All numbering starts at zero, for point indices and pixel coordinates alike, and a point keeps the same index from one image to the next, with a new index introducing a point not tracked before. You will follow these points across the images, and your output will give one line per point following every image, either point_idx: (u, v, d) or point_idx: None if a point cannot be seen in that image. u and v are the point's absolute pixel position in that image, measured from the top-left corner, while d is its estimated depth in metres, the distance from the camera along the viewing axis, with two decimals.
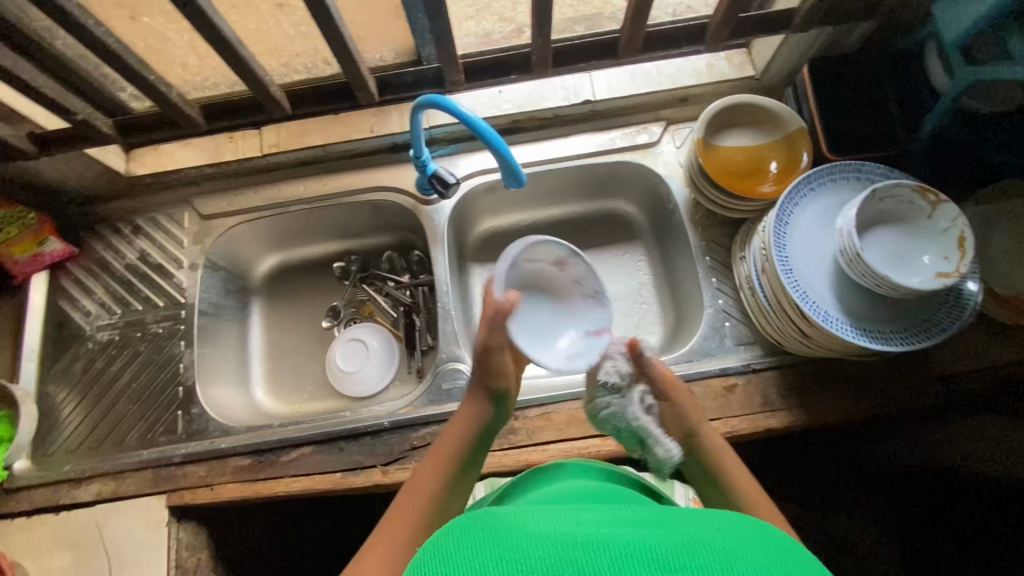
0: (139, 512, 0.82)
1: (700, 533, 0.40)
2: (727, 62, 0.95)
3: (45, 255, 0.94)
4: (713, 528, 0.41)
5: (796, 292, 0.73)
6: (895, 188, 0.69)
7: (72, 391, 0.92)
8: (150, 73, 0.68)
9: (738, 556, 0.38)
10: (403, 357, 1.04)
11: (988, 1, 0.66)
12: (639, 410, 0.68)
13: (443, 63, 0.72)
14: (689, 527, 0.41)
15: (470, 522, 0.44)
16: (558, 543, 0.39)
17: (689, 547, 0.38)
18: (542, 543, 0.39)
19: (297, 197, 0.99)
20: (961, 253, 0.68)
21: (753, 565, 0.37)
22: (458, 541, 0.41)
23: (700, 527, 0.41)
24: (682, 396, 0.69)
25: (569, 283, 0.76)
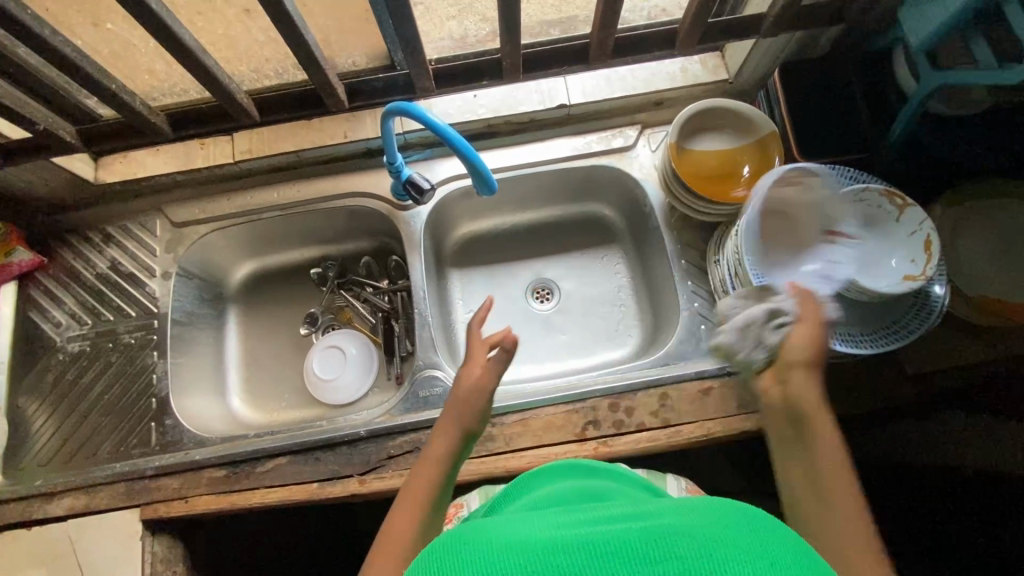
0: (112, 527, 0.81)
1: (682, 519, 0.39)
2: (701, 66, 0.95)
3: (14, 265, 0.93)
4: (693, 511, 0.41)
5: (768, 296, 0.74)
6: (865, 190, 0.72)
7: (43, 403, 0.91)
8: (113, 82, 0.66)
9: (720, 543, 0.37)
10: (381, 364, 1.04)
11: (949, 7, 0.65)
12: (756, 322, 0.69)
13: (412, 69, 0.71)
14: (670, 513, 0.40)
15: (452, 537, 0.42)
16: (538, 552, 0.37)
17: (670, 539, 0.37)
18: (521, 552, 0.38)
19: (271, 203, 0.98)
20: (927, 256, 0.70)
21: (733, 550, 0.37)
22: (439, 558, 0.39)
23: (682, 514, 0.40)
24: (806, 329, 0.64)
25: (817, 222, 0.76)
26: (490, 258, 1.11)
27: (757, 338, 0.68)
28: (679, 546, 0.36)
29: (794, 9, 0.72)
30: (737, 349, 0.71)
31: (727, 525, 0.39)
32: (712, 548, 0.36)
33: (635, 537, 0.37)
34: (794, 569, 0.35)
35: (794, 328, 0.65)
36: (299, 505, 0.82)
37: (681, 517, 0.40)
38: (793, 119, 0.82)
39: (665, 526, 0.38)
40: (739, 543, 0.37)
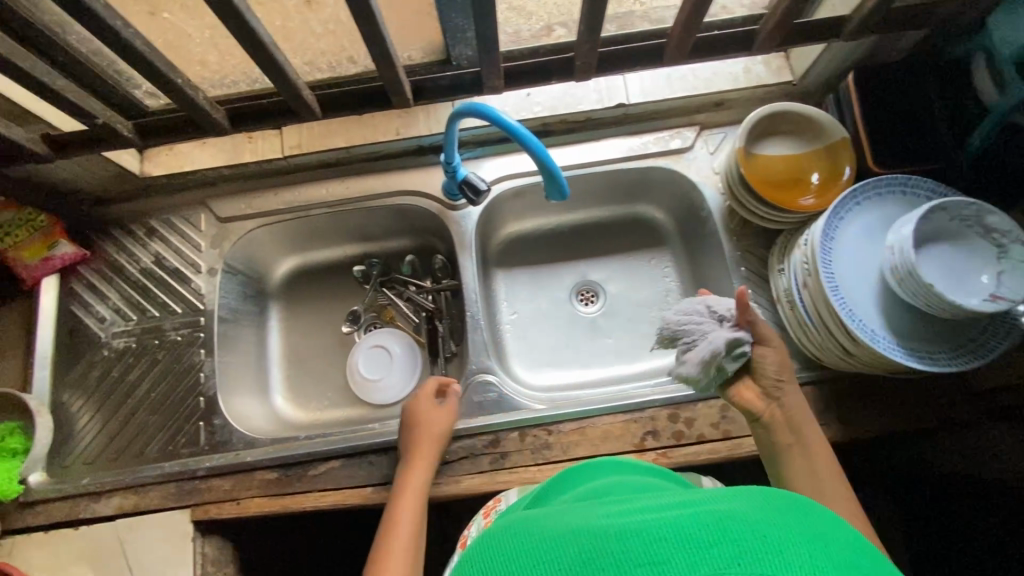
0: (162, 528, 0.80)
1: (730, 502, 0.37)
2: (765, 67, 0.92)
3: (56, 259, 0.90)
4: (743, 495, 0.39)
5: (843, 309, 0.72)
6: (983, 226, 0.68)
7: (88, 400, 0.89)
8: (179, 77, 0.64)
9: (779, 528, 0.35)
10: (425, 365, 1.02)
11: None
12: (719, 356, 0.69)
13: (485, 68, 0.69)
14: (720, 497, 0.38)
15: (501, 536, 0.41)
16: (588, 540, 0.36)
17: (725, 521, 0.35)
18: (571, 543, 0.36)
19: (318, 200, 0.96)
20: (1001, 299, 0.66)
21: (793, 534, 0.34)
22: (488, 559, 0.38)
23: (733, 498, 0.38)
24: (773, 353, 0.72)
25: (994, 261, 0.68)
26: (535, 259, 1.09)
27: (709, 371, 0.70)
28: (731, 530, 0.34)
29: (884, 11, 0.69)
30: (706, 377, 0.70)
31: (779, 509, 0.37)
32: (769, 532, 0.34)
33: (686, 519, 0.35)
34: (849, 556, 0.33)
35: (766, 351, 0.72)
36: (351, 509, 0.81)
37: (732, 501, 0.38)
38: (868, 125, 0.80)
39: (713, 510, 0.36)
40: (797, 528, 0.35)
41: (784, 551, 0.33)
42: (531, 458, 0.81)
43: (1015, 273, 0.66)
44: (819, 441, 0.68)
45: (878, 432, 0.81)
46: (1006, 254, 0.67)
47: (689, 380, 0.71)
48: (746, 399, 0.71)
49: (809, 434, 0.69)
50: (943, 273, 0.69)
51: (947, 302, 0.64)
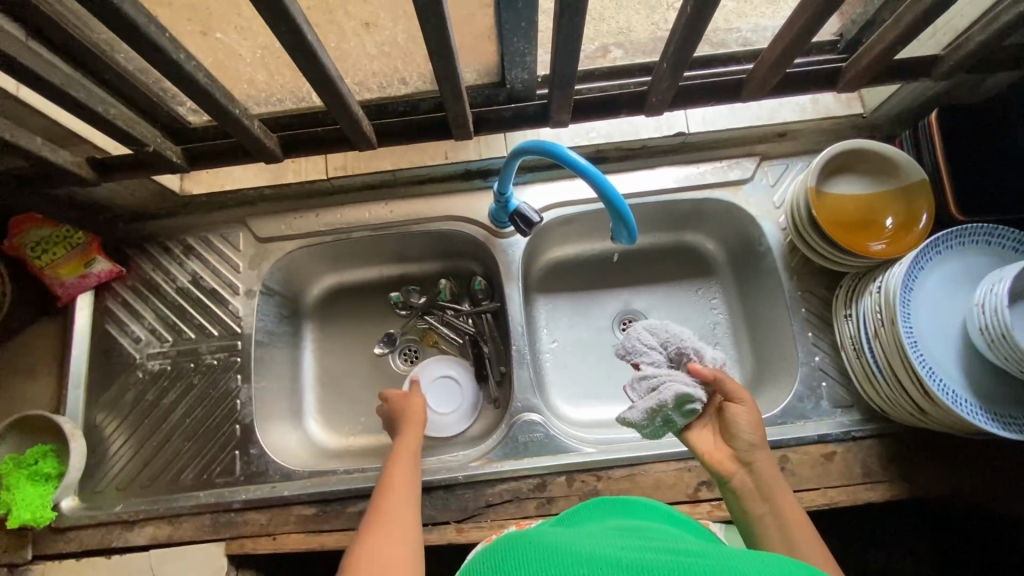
0: (196, 560, 0.78)
1: (744, 563, 0.39)
2: (834, 97, 0.88)
3: (92, 276, 0.88)
4: (768, 560, 0.40)
5: (923, 367, 0.68)
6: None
7: (121, 422, 0.87)
8: (235, 105, 0.61)
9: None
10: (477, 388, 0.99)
11: None
12: (664, 408, 0.64)
13: (555, 103, 0.65)
14: (741, 555, 0.40)
15: (519, 539, 0.43)
16: (603, 564, 0.38)
17: None
18: (586, 561, 0.38)
19: (361, 222, 0.92)
20: None
21: None
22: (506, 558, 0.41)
23: (755, 560, 0.40)
24: (745, 413, 0.65)
25: None
26: (577, 287, 1.05)
27: (653, 419, 0.65)
28: None
29: (987, 51, 0.64)
30: (650, 426, 0.65)
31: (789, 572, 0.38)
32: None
33: (698, 568, 0.38)
34: None
35: (741, 409, 0.65)
36: None
37: (753, 563, 0.39)
38: (951, 169, 0.75)
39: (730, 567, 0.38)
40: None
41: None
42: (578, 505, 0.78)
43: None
44: (794, 509, 0.60)
45: (945, 493, 0.77)
46: None
47: (633, 425, 0.66)
48: (714, 459, 0.65)
49: (782, 500, 0.61)
50: None
51: None
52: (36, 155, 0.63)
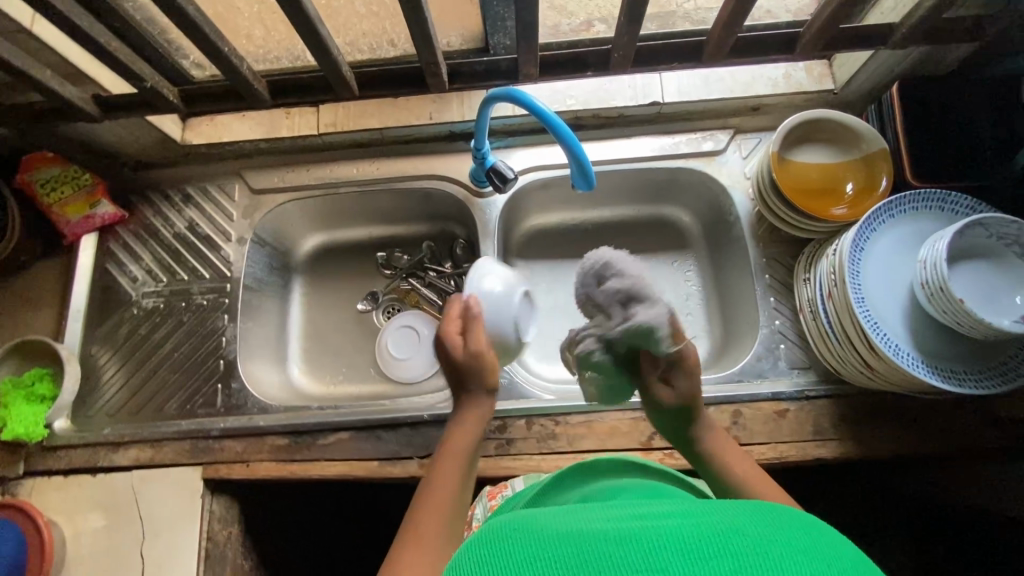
0: (175, 482, 0.83)
1: (729, 517, 0.40)
2: (806, 74, 0.91)
3: (96, 218, 0.94)
4: (750, 510, 0.41)
5: (867, 322, 0.70)
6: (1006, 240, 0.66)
7: (114, 354, 0.92)
8: (225, 45, 0.66)
9: (773, 543, 0.37)
10: None
11: None
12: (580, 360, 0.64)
13: (523, 55, 0.69)
14: (724, 508, 0.41)
15: (505, 529, 0.43)
16: (592, 540, 0.39)
17: (724, 534, 0.38)
18: (574, 541, 0.39)
19: (349, 178, 0.98)
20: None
21: (788, 550, 0.37)
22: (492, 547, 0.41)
23: (737, 513, 0.41)
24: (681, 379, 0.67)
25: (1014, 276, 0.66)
26: (556, 254, 1.07)
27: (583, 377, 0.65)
28: (728, 543, 0.37)
29: (936, 19, 0.67)
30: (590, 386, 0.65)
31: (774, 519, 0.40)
32: (764, 546, 0.37)
33: (689, 528, 0.39)
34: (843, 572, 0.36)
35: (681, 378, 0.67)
36: (356, 481, 0.83)
37: (730, 515, 0.40)
38: (908, 139, 0.78)
39: (718, 525, 0.39)
40: (794, 543, 0.37)
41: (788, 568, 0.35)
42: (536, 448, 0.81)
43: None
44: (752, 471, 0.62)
45: (892, 452, 0.79)
46: None
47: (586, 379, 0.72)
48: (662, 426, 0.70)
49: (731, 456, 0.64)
50: (974, 291, 0.66)
51: (978, 321, 0.62)
52: (45, 87, 0.69)
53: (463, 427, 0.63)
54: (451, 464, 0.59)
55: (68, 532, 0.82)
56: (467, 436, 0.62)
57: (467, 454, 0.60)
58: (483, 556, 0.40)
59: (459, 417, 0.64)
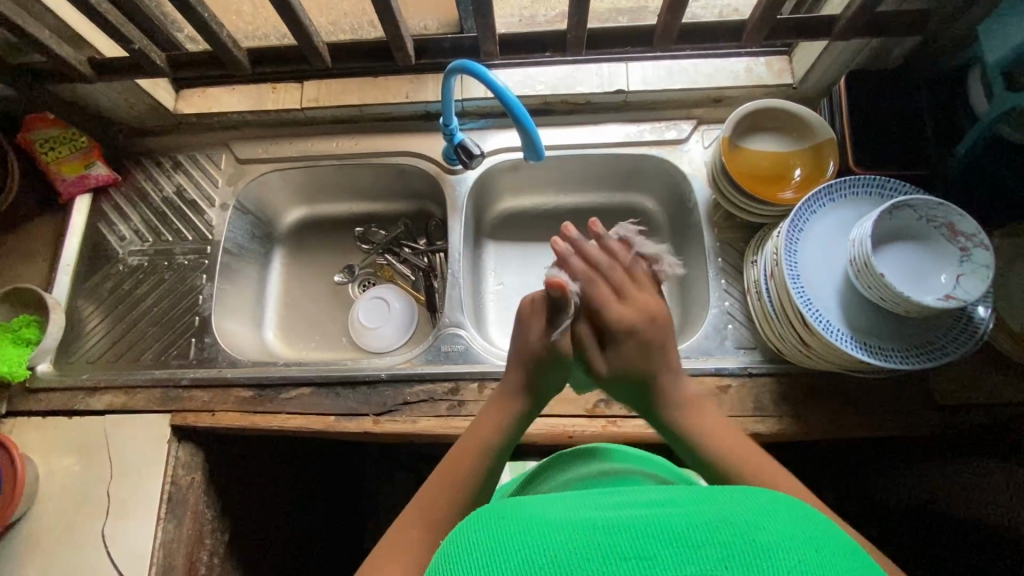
0: (144, 427, 0.88)
1: (718, 505, 0.40)
2: (766, 68, 0.95)
3: (91, 178, 1.00)
4: (742, 496, 0.42)
5: (800, 298, 0.73)
6: (926, 218, 0.69)
7: (99, 306, 0.98)
8: (205, 11, 0.71)
9: (759, 529, 0.37)
10: (422, 319, 1.08)
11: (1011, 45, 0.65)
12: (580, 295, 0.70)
13: (481, 33, 0.74)
14: (718, 496, 0.41)
15: (492, 510, 0.42)
16: (581, 528, 0.38)
17: (713, 522, 0.37)
18: (563, 528, 0.38)
19: (329, 152, 1.03)
20: (966, 294, 0.65)
21: (779, 538, 0.37)
22: (480, 530, 0.40)
23: (728, 499, 0.41)
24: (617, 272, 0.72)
25: (947, 257, 0.69)
26: (529, 235, 1.10)
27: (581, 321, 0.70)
28: (718, 530, 0.37)
29: (871, 12, 0.71)
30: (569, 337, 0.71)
31: (765, 507, 0.40)
32: (750, 531, 0.37)
33: (681, 518, 0.38)
34: (833, 557, 0.36)
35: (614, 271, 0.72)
36: (314, 435, 0.87)
37: (718, 502, 0.40)
38: (853, 129, 0.81)
39: (707, 512, 0.39)
40: (780, 528, 0.38)
41: (772, 555, 0.35)
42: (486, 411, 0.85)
43: (972, 276, 0.66)
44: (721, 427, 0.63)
45: (831, 432, 0.81)
46: (969, 257, 0.67)
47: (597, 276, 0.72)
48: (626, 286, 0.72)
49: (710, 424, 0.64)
50: (901, 272, 0.70)
51: (901, 297, 0.65)
52: (44, 45, 0.75)
53: (497, 412, 0.66)
54: (484, 446, 0.63)
55: (42, 468, 0.87)
56: (498, 422, 0.65)
57: (498, 438, 0.64)
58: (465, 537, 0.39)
59: (503, 396, 0.67)
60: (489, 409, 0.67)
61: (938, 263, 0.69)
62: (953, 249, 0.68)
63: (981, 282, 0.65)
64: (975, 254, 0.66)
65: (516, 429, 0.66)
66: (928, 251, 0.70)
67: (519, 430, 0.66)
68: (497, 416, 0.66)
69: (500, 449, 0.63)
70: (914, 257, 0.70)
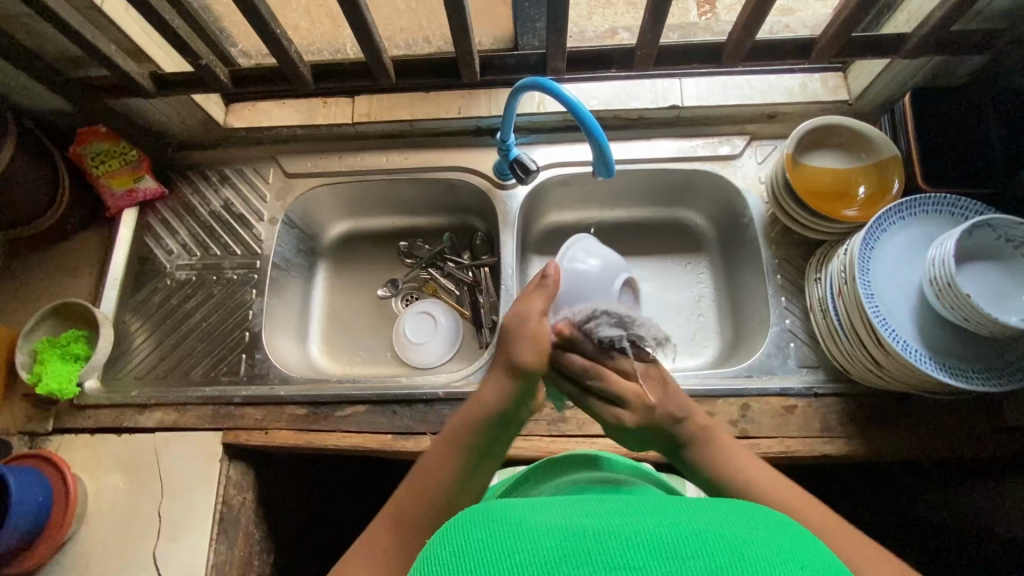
0: (195, 445, 0.86)
1: (710, 516, 0.37)
2: (822, 84, 0.94)
3: (139, 192, 1.00)
4: (731, 508, 0.39)
5: (876, 316, 0.72)
6: (1006, 235, 0.68)
7: (146, 322, 0.97)
8: (277, 27, 0.71)
9: (752, 544, 0.35)
10: (469, 335, 1.07)
11: None
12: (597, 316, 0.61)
13: (551, 50, 0.74)
14: (707, 506, 0.39)
15: (475, 513, 0.39)
16: (567, 536, 0.35)
17: (701, 534, 0.35)
18: (548, 534, 0.35)
19: (378, 166, 1.03)
20: None
21: (767, 552, 0.34)
22: (462, 530, 0.37)
23: (719, 511, 0.38)
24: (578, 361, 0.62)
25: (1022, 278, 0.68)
26: None
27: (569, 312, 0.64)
28: (710, 543, 0.34)
29: (947, 29, 0.71)
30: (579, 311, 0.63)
31: (760, 521, 0.37)
32: (740, 546, 0.35)
33: (670, 530, 0.35)
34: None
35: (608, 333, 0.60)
36: (370, 453, 0.85)
37: (714, 512, 0.38)
38: (920, 146, 0.80)
39: (699, 522, 0.36)
40: (770, 544, 0.35)
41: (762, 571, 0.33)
42: (546, 430, 0.84)
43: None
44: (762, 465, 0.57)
45: (901, 453, 0.79)
46: None
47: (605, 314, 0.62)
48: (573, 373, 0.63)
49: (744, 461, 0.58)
50: (982, 291, 0.68)
51: (985, 316, 0.64)
52: (111, 60, 0.75)
53: (477, 403, 0.60)
54: (455, 441, 0.59)
55: (90, 487, 0.85)
56: (481, 412, 0.60)
57: (476, 432, 0.59)
58: (450, 533, 0.38)
59: (486, 384, 0.61)
60: (476, 391, 0.61)
61: (1014, 283, 0.69)
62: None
63: None
64: None
65: (494, 426, 0.59)
66: (1004, 272, 0.69)
67: (500, 424, 0.60)
68: (480, 407, 0.60)
69: (474, 446, 0.59)
70: (992, 277, 0.69)
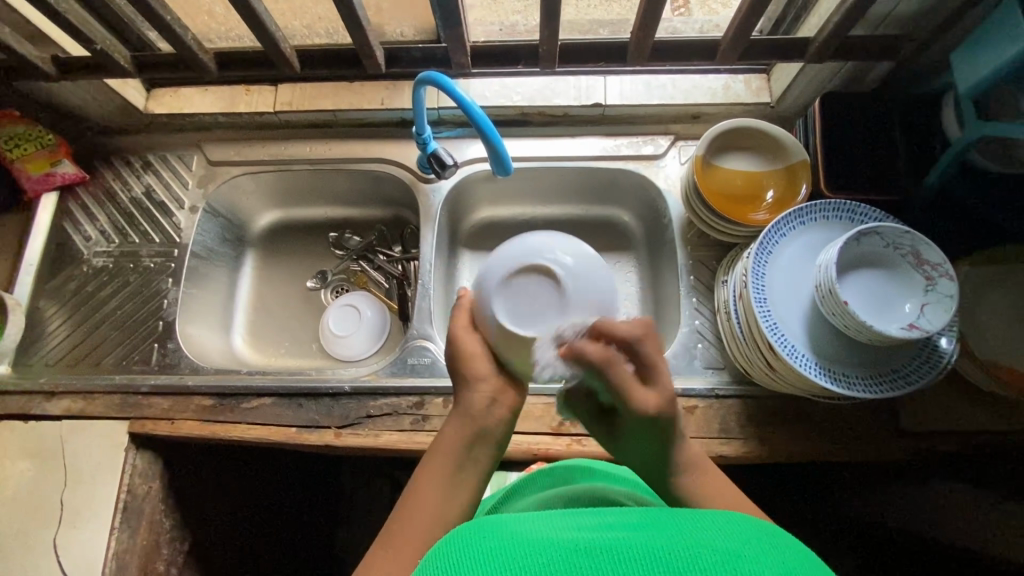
0: (100, 434, 0.86)
1: (704, 533, 0.39)
2: (744, 86, 0.94)
3: (56, 176, 0.98)
4: (723, 522, 0.41)
5: (766, 321, 0.72)
6: (887, 236, 0.68)
7: (61, 307, 0.96)
8: (167, 14, 0.70)
9: (745, 558, 0.36)
10: (393, 327, 1.06)
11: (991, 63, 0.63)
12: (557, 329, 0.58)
13: (451, 45, 0.73)
14: (701, 523, 0.40)
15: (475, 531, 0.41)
16: (561, 549, 0.38)
17: (691, 549, 0.37)
18: (543, 549, 0.38)
19: (302, 156, 1.02)
20: (937, 320, 0.65)
21: (755, 566, 0.36)
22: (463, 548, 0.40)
23: (711, 527, 0.40)
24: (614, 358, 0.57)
25: (911, 286, 0.68)
26: None
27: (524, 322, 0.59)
28: (700, 558, 0.36)
29: (846, 35, 0.71)
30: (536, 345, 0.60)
31: (748, 536, 0.39)
32: (734, 559, 0.36)
33: (662, 547, 0.37)
34: None
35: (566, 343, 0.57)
36: (275, 446, 0.85)
37: (709, 527, 0.40)
38: (827, 148, 0.80)
39: (691, 540, 0.38)
40: (760, 558, 0.37)
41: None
42: None
43: (937, 306, 0.65)
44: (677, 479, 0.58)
45: (798, 456, 0.80)
46: (934, 287, 0.66)
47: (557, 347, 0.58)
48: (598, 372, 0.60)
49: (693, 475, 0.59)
50: (866, 301, 0.69)
51: (862, 325, 0.64)
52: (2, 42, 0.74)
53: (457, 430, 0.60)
54: (448, 454, 0.59)
55: None
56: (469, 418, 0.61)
57: (465, 444, 0.59)
58: (451, 552, 0.40)
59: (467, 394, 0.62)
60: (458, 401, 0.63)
61: (903, 290, 0.68)
62: (915, 276, 0.68)
63: (944, 312, 0.65)
64: (941, 283, 0.65)
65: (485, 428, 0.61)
66: (889, 280, 0.69)
67: (489, 438, 0.61)
68: (472, 411, 0.61)
69: (469, 445, 0.59)
70: (874, 285, 0.70)
